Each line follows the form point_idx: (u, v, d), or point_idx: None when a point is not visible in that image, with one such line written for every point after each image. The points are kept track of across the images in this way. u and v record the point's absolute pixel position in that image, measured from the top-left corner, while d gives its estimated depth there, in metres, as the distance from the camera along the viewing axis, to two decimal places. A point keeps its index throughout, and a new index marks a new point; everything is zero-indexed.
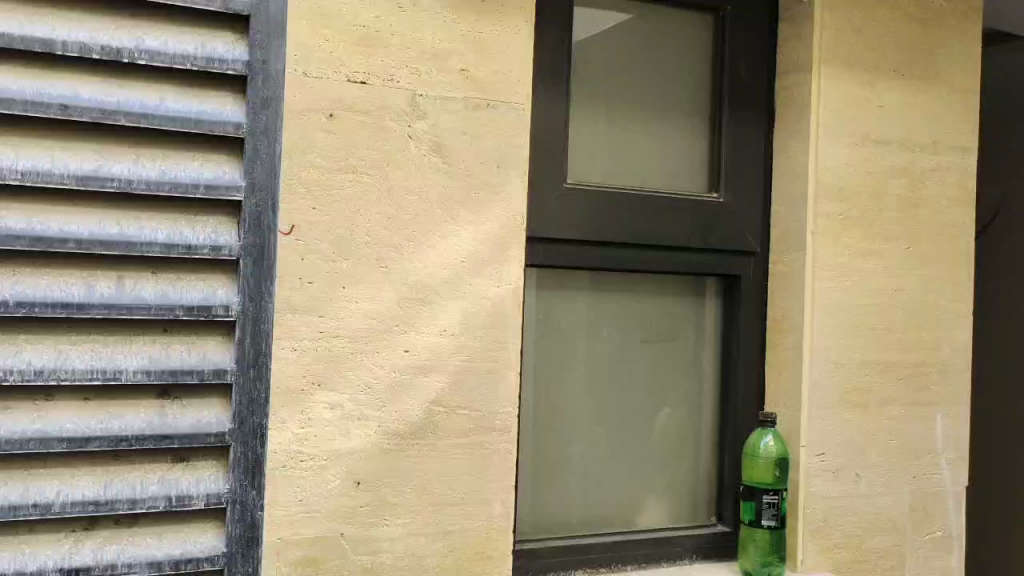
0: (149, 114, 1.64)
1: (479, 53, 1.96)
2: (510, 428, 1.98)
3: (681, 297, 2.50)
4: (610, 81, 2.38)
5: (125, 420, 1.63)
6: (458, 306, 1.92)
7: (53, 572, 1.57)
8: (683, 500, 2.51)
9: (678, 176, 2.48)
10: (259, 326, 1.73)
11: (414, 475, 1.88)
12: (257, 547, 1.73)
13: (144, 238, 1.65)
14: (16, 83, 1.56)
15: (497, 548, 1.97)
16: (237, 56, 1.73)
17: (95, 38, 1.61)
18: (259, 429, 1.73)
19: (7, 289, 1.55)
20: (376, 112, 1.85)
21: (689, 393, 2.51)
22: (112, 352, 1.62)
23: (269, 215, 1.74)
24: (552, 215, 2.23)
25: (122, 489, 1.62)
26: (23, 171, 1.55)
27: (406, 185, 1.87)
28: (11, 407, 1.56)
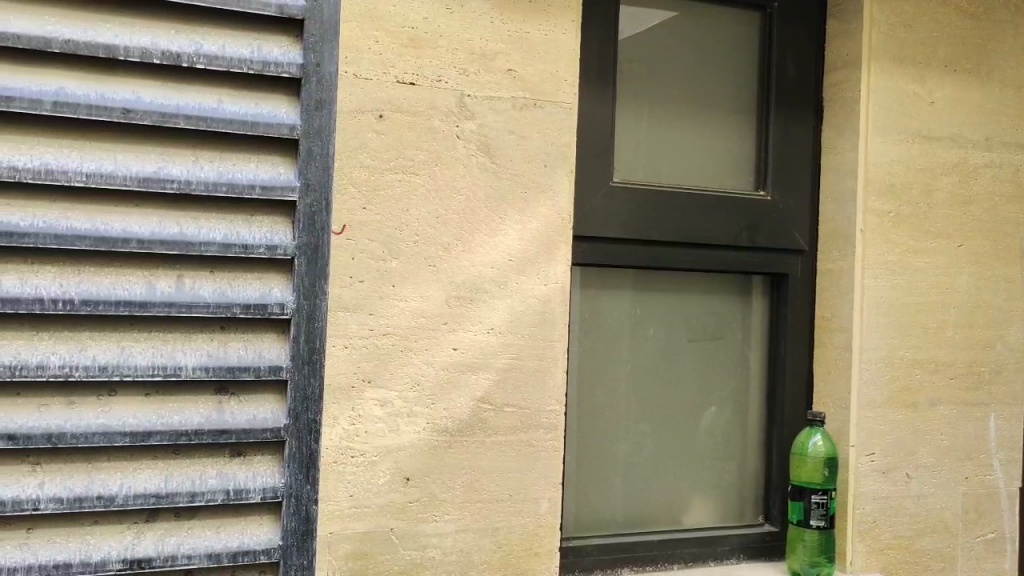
0: (207, 117, 1.68)
1: (526, 53, 1.97)
2: (557, 427, 1.99)
3: (728, 296, 2.49)
4: (656, 80, 2.38)
5: (185, 415, 1.67)
6: (507, 305, 1.94)
7: (117, 562, 1.62)
8: (730, 499, 2.50)
9: (726, 174, 2.47)
10: (313, 324, 1.76)
11: (462, 472, 1.90)
12: (311, 540, 1.77)
13: (203, 238, 1.69)
14: (80, 87, 1.60)
15: (544, 545, 1.98)
16: (292, 59, 1.76)
17: (156, 43, 1.66)
18: (313, 425, 1.76)
19: (73, 288, 1.59)
20: (425, 113, 1.88)
21: (736, 392, 2.50)
22: (172, 349, 1.66)
23: (323, 215, 1.77)
24: (598, 214, 2.24)
25: (182, 482, 1.67)
26: (88, 173, 1.60)
27: (454, 183, 1.90)
28: (77, 402, 1.61)
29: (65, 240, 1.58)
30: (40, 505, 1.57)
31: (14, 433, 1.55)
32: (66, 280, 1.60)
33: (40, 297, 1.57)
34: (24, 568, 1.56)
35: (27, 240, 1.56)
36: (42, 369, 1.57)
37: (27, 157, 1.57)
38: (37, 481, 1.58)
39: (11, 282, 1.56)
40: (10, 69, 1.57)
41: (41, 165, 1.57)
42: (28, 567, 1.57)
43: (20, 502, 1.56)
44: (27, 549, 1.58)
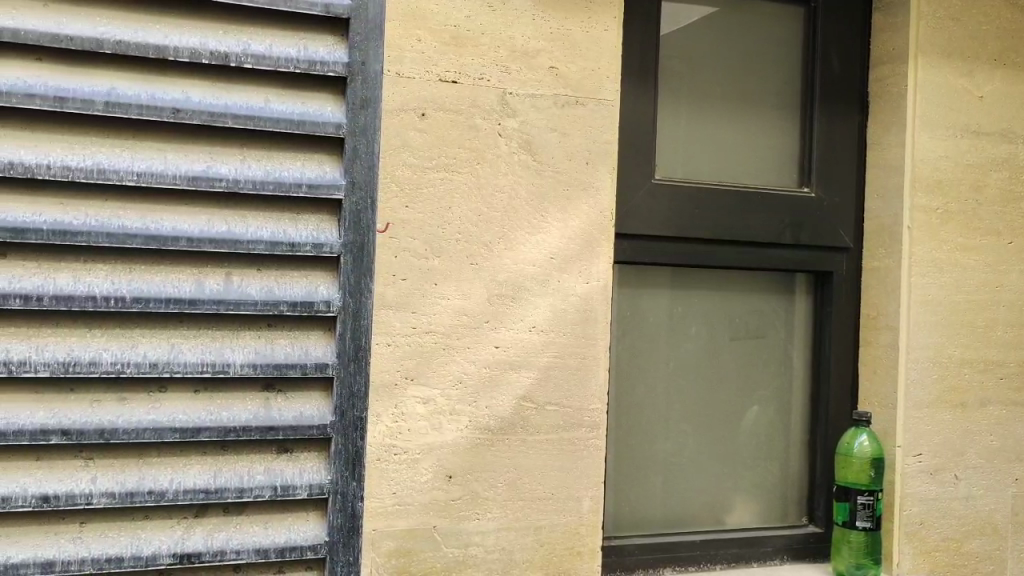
0: (255, 116, 1.70)
1: (569, 51, 1.97)
2: (599, 425, 1.98)
3: (771, 294, 2.46)
4: (698, 77, 2.36)
5: (233, 411, 1.69)
6: (549, 303, 1.93)
7: (167, 557, 1.64)
8: (774, 499, 2.47)
9: (769, 171, 2.44)
10: (359, 321, 1.77)
11: (505, 470, 1.90)
12: (357, 537, 1.78)
13: (250, 236, 1.70)
14: (132, 87, 1.63)
15: (586, 544, 1.97)
16: (338, 58, 1.76)
17: (205, 43, 1.67)
18: (360, 421, 1.77)
19: (124, 286, 1.61)
20: (467, 111, 1.88)
21: (779, 391, 2.48)
22: (219, 345, 1.68)
23: (369, 213, 1.78)
24: (640, 212, 2.23)
25: (231, 478, 1.68)
26: (139, 172, 1.62)
27: (496, 181, 1.90)
28: (128, 398, 1.63)
29: (117, 238, 1.60)
30: (92, 500, 1.59)
31: (68, 429, 1.58)
32: (117, 278, 1.62)
33: (92, 294, 1.59)
34: (78, 561, 1.59)
35: (80, 238, 1.58)
36: (94, 366, 1.59)
37: (80, 156, 1.60)
38: (90, 475, 1.60)
39: (65, 280, 1.59)
40: (64, 70, 1.60)
41: (93, 165, 1.60)
42: (82, 561, 1.59)
43: (73, 497, 1.58)
44: (80, 542, 1.60)
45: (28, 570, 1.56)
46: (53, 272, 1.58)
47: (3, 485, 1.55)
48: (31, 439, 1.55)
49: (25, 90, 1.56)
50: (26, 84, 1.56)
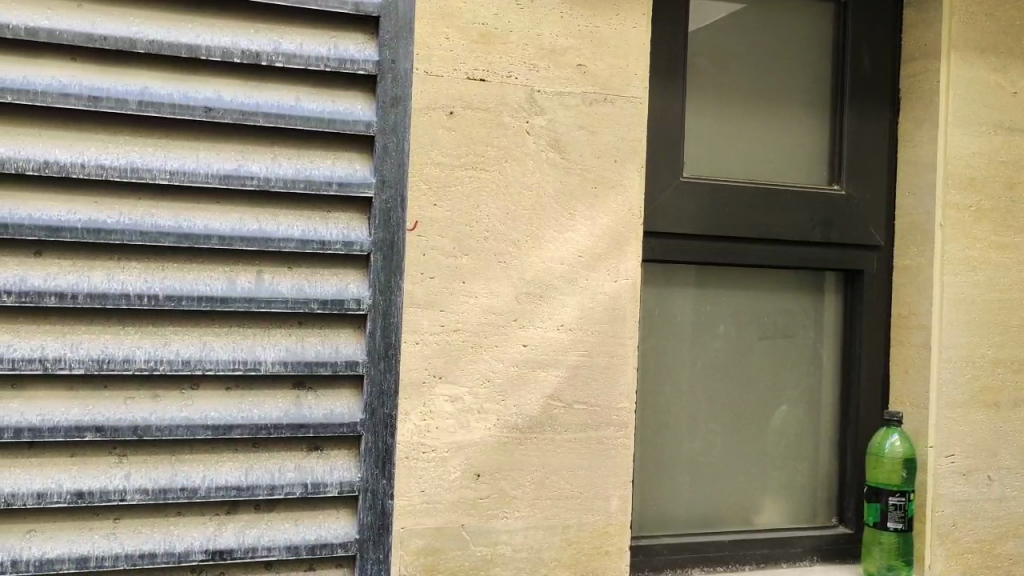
0: (286, 115, 1.72)
1: (596, 48, 1.96)
2: (627, 424, 1.97)
3: (800, 293, 2.44)
4: (726, 73, 2.35)
5: (265, 409, 1.71)
6: (577, 301, 1.92)
7: (199, 553, 1.67)
8: (803, 499, 2.45)
9: (799, 169, 2.42)
10: (389, 319, 1.78)
11: (532, 468, 1.89)
12: (386, 535, 1.79)
13: (281, 234, 1.72)
14: (165, 87, 1.65)
15: (614, 544, 1.96)
16: (368, 56, 1.79)
17: (236, 42, 1.69)
18: (389, 420, 1.78)
19: (158, 284, 1.64)
20: (495, 108, 1.87)
21: (808, 390, 2.46)
22: (251, 342, 1.70)
23: (398, 211, 1.79)
24: (668, 210, 2.22)
25: (262, 475, 1.71)
26: (172, 171, 1.65)
27: (524, 179, 1.89)
28: (161, 395, 1.66)
29: (150, 236, 1.63)
30: (126, 496, 1.62)
31: (102, 425, 1.60)
32: (150, 276, 1.64)
33: (126, 292, 1.62)
34: (112, 556, 1.61)
35: (114, 237, 1.61)
36: (128, 363, 1.62)
37: (114, 155, 1.62)
38: (124, 471, 1.63)
39: (99, 278, 1.61)
40: (98, 71, 1.63)
41: (126, 164, 1.63)
42: (116, 556, 1.62)
43: (107, 492, 1.61)
44: (114, 538, 1.63)
45: (64, 565, 1.59)
46: (87, 270, 1.61)
47: (40, 480, 1.59)
48: (67, 435, 1.59)
49: (61, 90, 1.59)
50: (61, 84, 1.59)
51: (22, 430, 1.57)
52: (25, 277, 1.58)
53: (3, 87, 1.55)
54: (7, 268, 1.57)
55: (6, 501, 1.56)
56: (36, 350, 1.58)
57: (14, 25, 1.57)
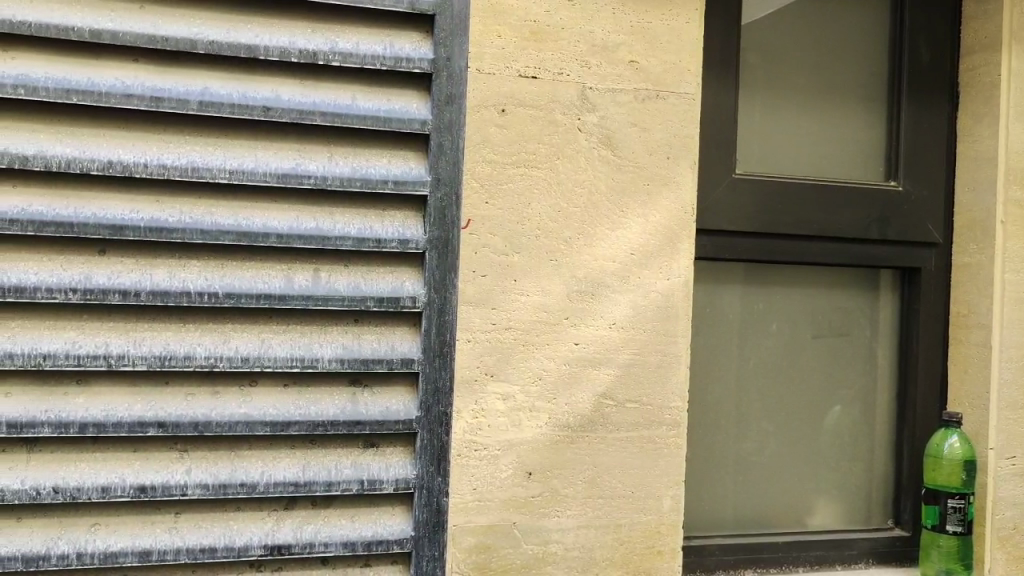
0: (342, 114, 1.73)
1: (649, 44, 1.94)
2: (680, 424, 1.95)
3: (855, 290, 2.40)
4: (780, 68, 2.32)
5: (322, 405, 1.73)
6: (629, 300, 1.91)
7: (258, 548, 1.69)
8: (858, 501, 2.41)
9: (855, 164, 2.38)
10: (444, 317, 1.79)
11: (584, 468, 1.88)
12: (442, 532, 1.80)
13: (338, 233, 1.74)
14: (224, 87, 1.68)
15: (667, 544, 1.95)
16: (423, 55, 1.79)
17: (294, 42, 1.72)
18: (444, 416, 1.79)
19: (218, 282, 1.68)
20: (546, 106, 1.86)
21: (864, 390, 2.41)
22: (309, 340, 1.73)
23: (453, 209, 1.80)
24: (720, 206, 2.19)
25: (319, 472, 1.73)
26: (231, 169, 1.68)
27: (575, 176, 1.88)
28: (221, 391, 1.69)
29: (210, 235, 1.67)
30: (187, 491, 1.66)
31: (164, 421, 1.64)
32: (210, 275, 1.68)
33: (187, 290, 1.66)
34: (174, 550, 1.66)
35: (176, 235, 1.65)
36: (189, 360, 1.66)
37: (175, 155, 1.66)
38: (184, 467, 1.67)
39: (161, 277, 1.65)
40: (160, 71, 1.66)
41: (187, 163, 1.66)
42: (177, 551, 1.66)
43: (169, 488, 1.65)
44: (176, 532, 1.67)
45: (127, 558, 1.64)
46: (149, 268, 1.65)
47: (104, 474, 1.63)
48: (130, 431, 1.63)
49: (124, 90, 1.63)
50: (124, 85, 1.63)
51: (87, 425, 1.61)
52: (90, 275, 1.62)
53: (69, 89, 1.60)
54: (73, 267, 1.62)
55: (72, 494, 1.61)
56: (100, 347, 1.62)
57: (79, 27, 1.61)
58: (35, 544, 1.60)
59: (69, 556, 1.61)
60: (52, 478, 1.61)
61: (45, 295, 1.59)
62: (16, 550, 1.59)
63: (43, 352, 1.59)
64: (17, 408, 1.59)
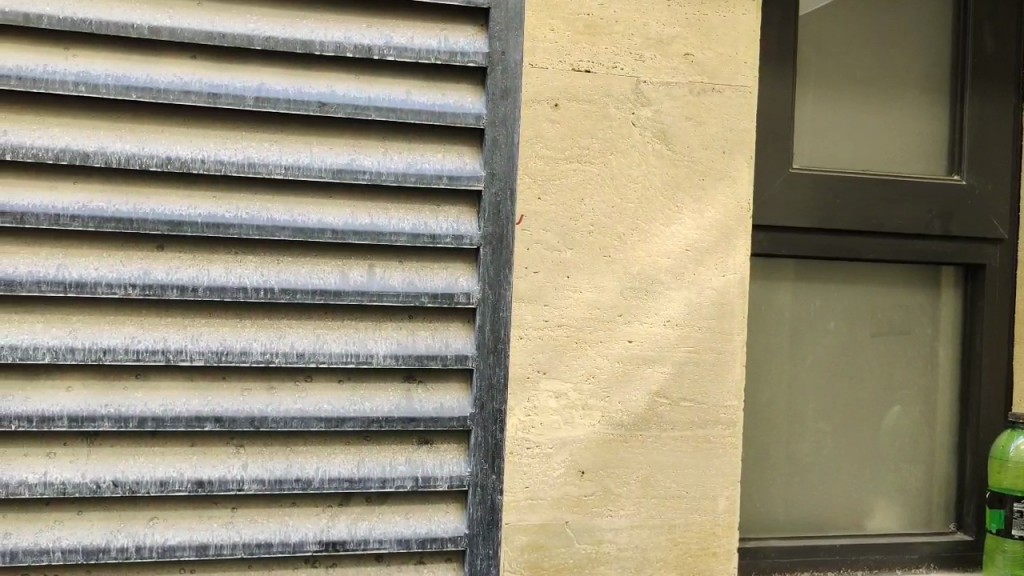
0: (397, 109, 1.74)
1: (704, 36, 1.89)
2: (735, 423, 1.91)
3: (917, 287, 2.34)
4: (839, 61, 2.26)
5: (376, 402, 1.73)
6: (683, 297, 1.87)
7: (313, 544, 1.70)
8: (918, 503, 2.35)
9: (916, 158, 2.32)
10: (498, 313, 1.78)
11: (638, 468, 1.85)
12: (496, 530, 1.79)
13: (393, 228, 1.74)
14: (281, 83, 1.69)
15: (723, 545, 1.91)
16: (478, 48, 1.78)
17: (349, 37, 1.72)
18: (499, 414, 1.78)
19: (273, 278, 1.68)
20: (600, 100, 1.83)
21: (925, 390, 2.35)
22: (363, 336, 1.73)
23: (508, 203, 1.79)
24: (776, 202, 2.15)
25: (374, 468, 1.73)
26: (286, 165, 1.69)
27: (629, 171, 1.84)
28: (276, 387, 1.70)
29: (266, 230, 1.67)
30: (243, 486, 1.67)
31: (221, 416, 1.66)
32: (266, 270, 1.68)
33: (243, 286, 1.66)
34: (230, 545, 1.67)
35: (232, 231, 1.66)
36: (245, 356, 1.67)
37: (232, 151, 1.67)
38: (241, 462, 1.68)
39: (218, 272, 1.66)
40: (216, 68, 1.67)
41: (244, 159, 1.67)
42: (234, 545, 1.67)
43: (226, 482, 1.66)
44: (232, 527, 1.68)
45: (184, 552, 1.65)
46: (206, 264, 1.66)
47: (162, 468, 1.65)
48: (187, 425, 1.64)
49: (182, 87, 1.64)
50: (182, 82, 1.64)
51: (146, 420, 1.63)
52: (149, 271, 1.64)
53: (129, 86, 1.62)
54: (132, 262, 1.63)
55: (131, 488, 1.63)
56: (159, 342, 1.64)
57: (139, 25, 1.63)
58: (96, 537, 1.62)
59: (127, 549, 1.63)
60: (111, 472, 1.63)
61: (105, 290, 1.61)
62: (77, 543, 1.61)
63: (104, 347, 1.61)
64: (78, 402, 1.61)
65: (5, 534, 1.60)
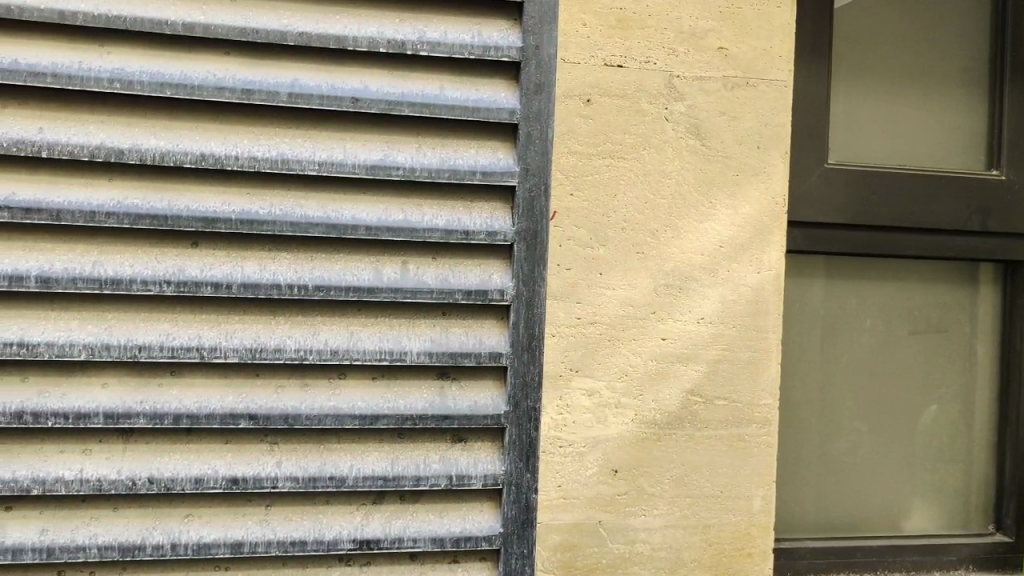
0: (431, 104, 1.72)
1: (738, 30, 1.86)
2: (770, 421, 1.88)
3: (955, 285, 2.30)
4: (875, 54, 2.23)
5: (410, 399, 1.72)
6: (718, 294, 1.85)
7: (348, 542, 1.70)
8: (956, 504, 2.31)
9: (953, 153, 2.28)
10: (533, 310, 1.75)
11: (672, 466, 1.83)
12: (531, 530, 1.77)
13: (426, 224, 1.73)
14: (314, 79, 1.68)
15: (758, 545, 1.88)
16: (512, 42, 1.76)
17: (382, 32, 1.72)
18: (534, 412, 1.76)
19: (306, 275, 1.68)
20: (633, 95, 1.81)
21: (963, 389, 2.31)
22: (397, 333, 1.72)
23: (542, 199, 1.76)
24: (812, 197, 2.11)
25: (408, 466, 1.72)
26: (320, 162, 1.68)
27: (662, 167, 1.82)
28: (310, 385, 1.69)
29: (299, 227, 1.66)
30: (278, 483, 1.66)
31: (255, 413, 1.65)
32: (300, 266, 1.68)
33: (277, 282, 1.66)
34: (265, 543, 1.67)
35: (266, 228, 1.65)
36: (279, 352, 1.66)
37: (265, 147, 1.67)
38: (276, 459, 1.68)
39: (252, 269, 1.66)
40: (249, 64, 1.67)
41: (277, 155, 1.67)
42: (269, 543, 1.67)
43: (261, 480, 1.66)
44: (267, 525, 1.68)
45: (219, 549, 1.65)
46: (240, 261, 1.66)
47: (197, 466, 1.65)
48: (222, 422, 1.64)
49: (216, 83, 1.64)
50: (216, 78, 1.64)
51: (180, 417, 1.63)
52: (183, 267, 1.64)
53: (163, 82, 1.62)
54: (167, 259, 1.64)
55: (166, 485, 1.63)
56: (193, 339, 1.64)
57: (173, 21, 1.63)
58: (132, 534, 1.63)
59: (163, 546, 1.63)
60: (146, 469, 1.63)
61: (140, 287, 1.61)
62: (113, 540, 1.62)
63: (139, 344, 1.62)
64: (114, 399, 1.62)
65: (42, 531, 1.60)
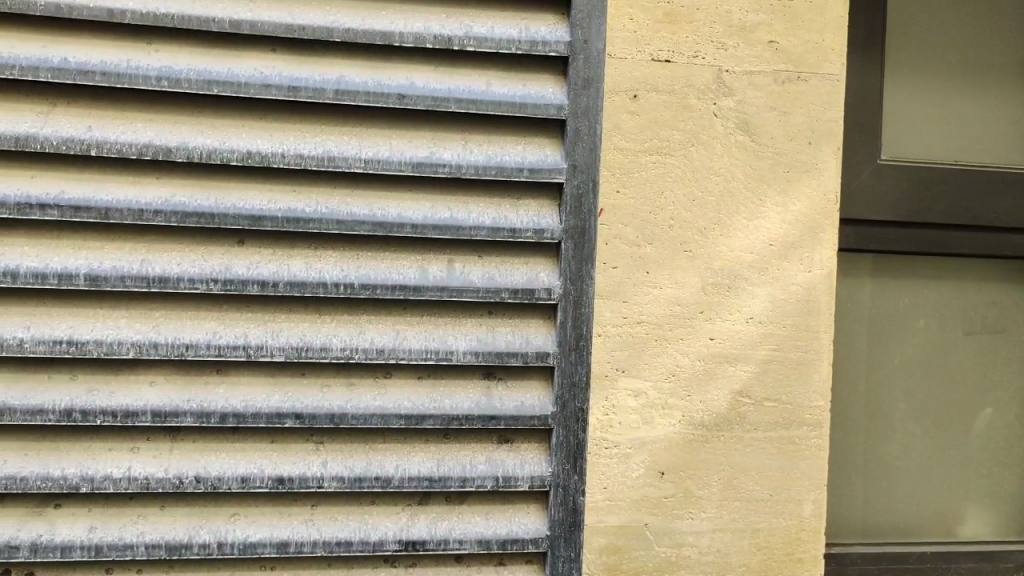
0: (477, 100, 1.71)
1: (790, 23, 1.82)
2: (822, 424, 1.83)
3: (1013, 284, 2.22)
4: (930, 47, 2.17)
5: (457, 399, 1.71)
6: (768, 293, 1.80)
7: (394, 543, 1.68)
8: (1012, 509, 2.24)
9: (1012, 150, 2.20)
10: (581, 309, 1.74)
11: (720, 469, 1.79)
12: (578, 532, 1.75)
13: (471, 222, 1.71)
14: (360, 76, 1.68)
15: (809, 551, 1.83)
16: (560, 37, 1.75)
17: (428, 28, 1.70)
18: (581, 413, 1.74)
19: (352, 273, 1.67)
20: (681, 90, 1.76)
21: (1020, 391, 2.24)
22: (443, 333, 1.71)
23: (590, 197, 1.74)
24: (864, 194, 2.06)
25: (454, 467, 1.71)
26: (366, 159, 1.67)
27: (711, 163, 1.78)
28: (356, 384, 1.68)
29: (345, 225, 1.65)
30: (323, 483, 1.66)
31: (300, 412, 1.64)
32: (346, 265, 1.67)
33: (323, 281, 1.65)
34: (310, 543, 1.66)
35: (312, 225, 1.65)
36: (325, 351, 1.66)
37: (311, 144, 1.66)
38: (321, 459, 1.67)
39: (298, 267, 1.65)
40: (295, 61, 1.66)
41: (324, 153, 1.66)
42: (314, 543, 1.66)
43: (306, 480, 1.65)
44: (312, 524, 1.67)
45: (265, 549, 1.64)
46: (286, 259, 1.66)
47: (243, 464, 1.65)
48: (268, 422, 1.64)
49: (262, 81, 1.63)
50: (263, 76, 1.64)
51: (227, 415, 1.63)
52: (229, 265, 1.64)
53: (211, 80, 1.62)
54: (214, 257, 1.64)
55: (213, 484, 1.63)
56: (240, 337, 1.64)
57: (220, 18, 1.63)
58: (179, 533, 1.63)
59: (209, 545, 1.63)
60: (193, 467, 1.63)
61: (187, 285, 1.61)
62: (160, 538, 1.62)
63: (186, 342, 1.62)
64: (162, 398, 1.62)
65: (91, 529, 1.61)
